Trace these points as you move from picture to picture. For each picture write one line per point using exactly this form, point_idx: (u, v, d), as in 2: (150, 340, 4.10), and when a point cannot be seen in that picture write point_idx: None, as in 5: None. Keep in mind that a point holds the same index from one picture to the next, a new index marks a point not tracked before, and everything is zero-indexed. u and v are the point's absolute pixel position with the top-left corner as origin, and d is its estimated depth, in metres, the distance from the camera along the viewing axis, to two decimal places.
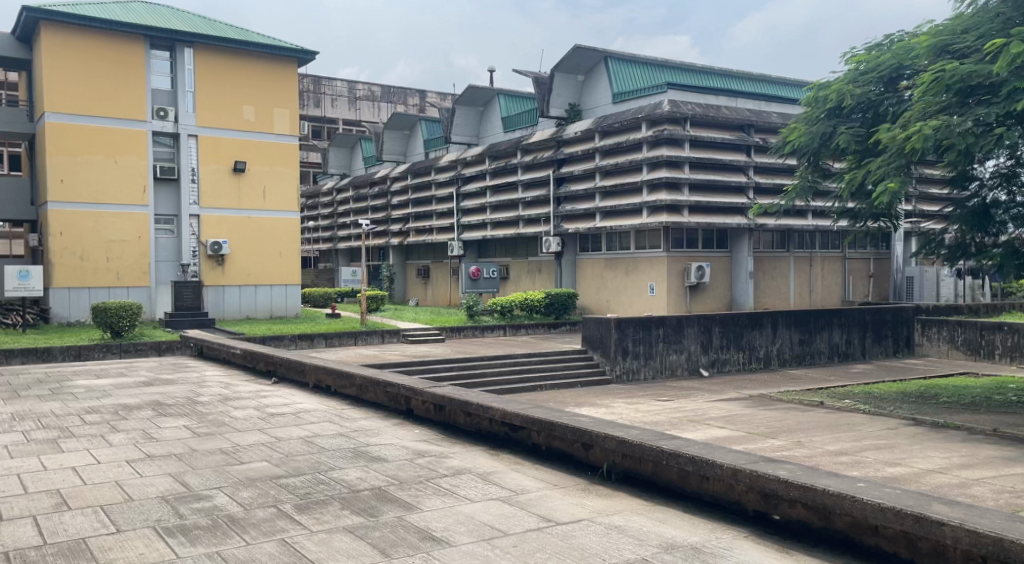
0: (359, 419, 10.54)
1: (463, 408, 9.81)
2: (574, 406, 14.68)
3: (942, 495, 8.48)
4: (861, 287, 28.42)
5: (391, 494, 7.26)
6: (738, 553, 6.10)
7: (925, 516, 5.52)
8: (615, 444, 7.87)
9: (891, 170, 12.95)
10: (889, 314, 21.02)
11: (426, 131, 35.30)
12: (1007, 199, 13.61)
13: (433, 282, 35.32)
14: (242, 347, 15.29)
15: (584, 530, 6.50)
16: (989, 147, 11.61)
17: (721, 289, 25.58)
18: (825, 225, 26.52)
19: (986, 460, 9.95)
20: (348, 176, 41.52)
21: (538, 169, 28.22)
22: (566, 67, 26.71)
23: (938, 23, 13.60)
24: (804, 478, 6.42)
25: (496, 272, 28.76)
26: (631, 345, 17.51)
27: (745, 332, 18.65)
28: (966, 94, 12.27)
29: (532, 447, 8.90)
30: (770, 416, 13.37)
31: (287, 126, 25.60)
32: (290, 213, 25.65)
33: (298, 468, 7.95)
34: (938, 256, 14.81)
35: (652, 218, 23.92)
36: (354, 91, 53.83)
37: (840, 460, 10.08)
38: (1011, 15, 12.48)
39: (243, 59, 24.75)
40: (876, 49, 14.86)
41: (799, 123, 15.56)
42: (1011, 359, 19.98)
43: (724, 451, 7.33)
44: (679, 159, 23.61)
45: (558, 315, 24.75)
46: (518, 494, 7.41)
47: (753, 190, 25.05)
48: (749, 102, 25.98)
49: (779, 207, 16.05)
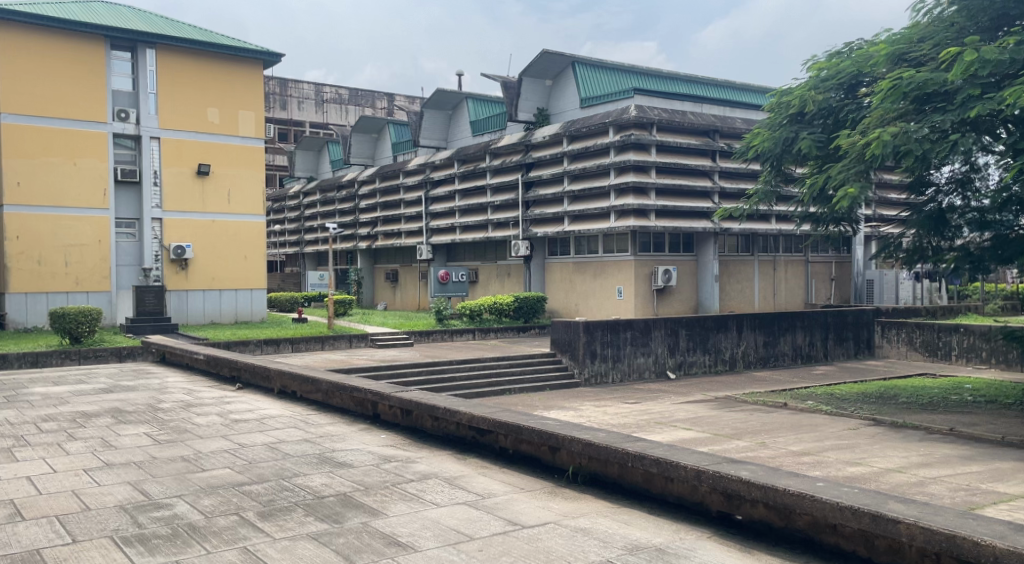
0: (325, 425, 10.48)
1: (430, 413, 9.81)
2: (542, 410, 14.70)
3: (900, 494, 8.62)
4: (823, 289, 28.89)
5: (356, 499, 7.23)
6: (701, 553, 6.17)
7: (881, 515, 5.63)
8: (581, 447, 7.92)
9: (851, 175, 13.16)
10: (850, 317, 21.41)
11: (394, 134, 35.17)
12: (963, 204, 13.86)
13: (401, 285, 35.19)
14: (205, 353, 15.13)
15: (549, 533, 6.53)
16: (945, 153, 11.86)
17: (688, 292, 25.82)
18: (788, 229, 26.91)
19: (943, 459, 10.15)
20: (315, 178, 41.21)
21: (506, 173, 28.22)
22: (534, 72, 26.80)
23: (896, 32, 13.89)
24: (766, 478, 6.52)
25: (465, 276, 28.81)
26: (599, 348, 17.60)
27: (711, 335, 18.84)
28: (922, 101, 12.57)
29: (499, 450, 8.92)
30: (736, 418, 13.52)
31: (252, 129, 25.39)
32: (255, 217, 25.45)
33: (261, 475, 7.89)
34: (896, 259, 15.07)
35: (620, 222, 24.04)
36: (321, 94, 53.54)
37: (803, 460, 10.20)
38: (965, 24, 12.80)
39: (207, 60, 24.48)
40: (837, 56, 15.12)
41: (762, 129, 15.77)
42: (967, 359, 20.41)
43: (688, 452, 7.41)
44: (646, 163, 23.81)
45: (527, 319, 24.79)
46: (485, 499, 7.41)
47: (718, 195, 25.38)
48: (714, 108, 26.33)
49: (742, 212, 16.27)
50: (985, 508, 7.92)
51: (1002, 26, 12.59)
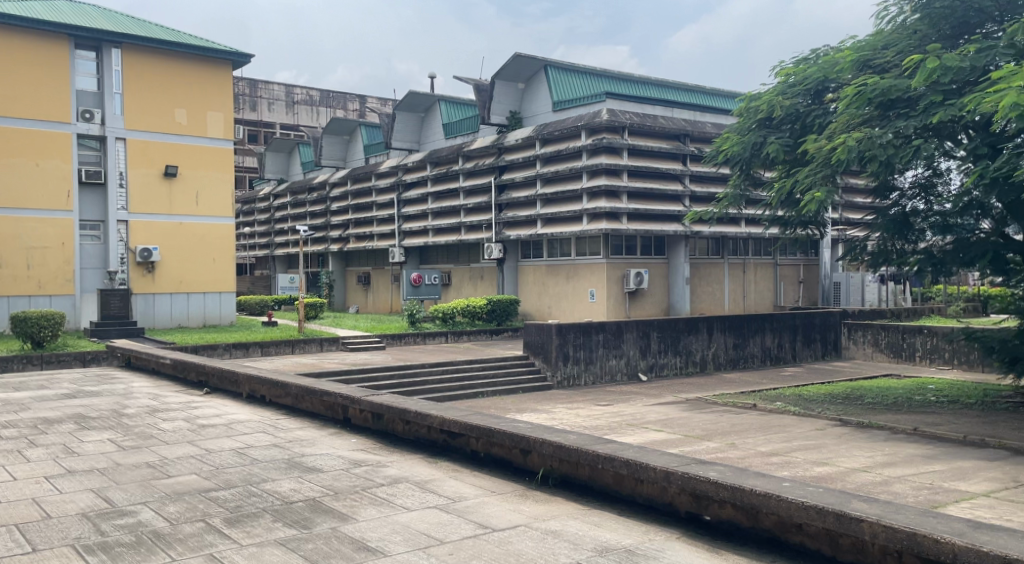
0: (294, 430, 10.41)
1: (401, 417, 9.78)
2: (515, 413, 14.71)
3: (864, 494, 8.74)
4: (791, 292, 29.21)
5: (326, 504, 7.20)
6: (671, 554, 6.21)
7: (845, 513, 5.71)
8: (552, 449, 7.94)
9: (818, 180, 13.31)
10: (817, 319, 21.66)
11: (366, 136, 35.01)
12: (925, 208, 14.07)
13: (373, 288, 35.04)
14: (172, 357, 14.96)
15: (520, 536, 6.54)
16: (908, 158, 12.05)
17: (659, 295, 25.98)
18: (757, 232, 27.15)
19: (907, 458, 10.31)
20: (285, 180, 40.91)
21: (479, 176, 28.18)
22: (506, 75, 26.81)
23: (861, 39, 14.08)
24: (734, 479, 6.58)
25: (438, 278, 28.81)
26: (571, 351, 17.64)
27: (682, 337, 18.98)
28: (886, 107, 12.78)
29: (470, 454, 8.92)
30: (706, 419, 13.62)
31: (220, 130, 25.17)
32: (224, 219, 25.23)
33: (229, 481, 7.82)
34: (861, 262, 15.30)
35: (592, 225, 24.10)
36: (291, 96, 53.20)
37: (771, 461, 10.30)
38: (927, 32, 13.07)
39: (174, 61, 24.22)
40: (804, 62, 15.29)
41: (732, 133, 15.93)
42: (930, 360, 20.74)
43: (658, 454, 7.46)
44: (617, 167, 23.93)
45: (500, 322, 24.82)
46: (455, 502, 7.40)
47: (689, 198, 25.56)
48: (685, 112, 26.52)
49: (711, 215, 16.42)
50: (947, 506, 8.07)
51: (963, 34, 12.86)
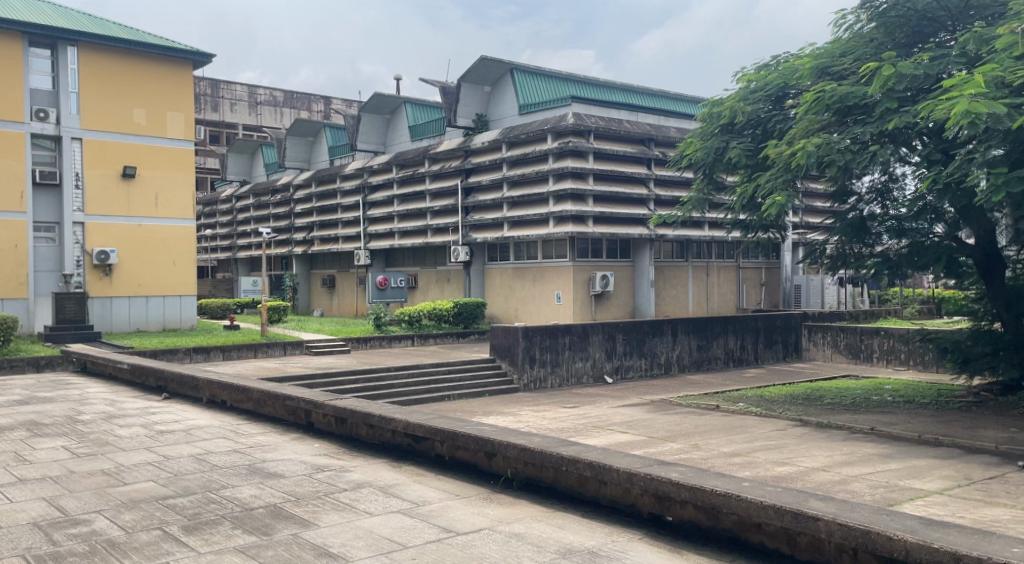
0: (256, 435, 10.29)
1: (365, 421, 9.72)
2: (481, 416, 14.69)
3: (823, 492, 8.87)
4: (754, 295, 29.56)
5: (286, 511, 7.12)
6: (634, 555, 6.24)
7: (802, 511, 5.79)
8: (517, 452, 7.94)
9: (779, 185, 13.50)
10: (778, 321, 21.98)
11: (331, 138, 34.76)
12: (882, 212, 14.38)
13: (338, 291, 34.78)
14: (129, 362, 14.73)
15: (483, 539, 6.52)
16: (865, 163, 12.26)
17: (624, 297, 26.12)
18: (720, 235, 27.40)
19: (864, 457, 10.49)
20: (247, 182, 40.48)
21: (445, 179, 28.14)
22: (472, 78, 26.79)
23: (819, 46, 14.31)
24: (695, 479, 6.64)
25: (404, 281, 28.67)
26: (537, 353, 17.66)
27: (647, 339, 19.12)
28: (844, 113, 13.02)
29: (435, 458, 8.90)
30: (670, 420, 13.73)
31: (181, 131, 24.85)
32: (185, 221, 24.91)
33: (187, 487, 7.70)
34: (821, 265, 15.54)
35: (559, 228, 24.17)
36: (254, 96, 52.72)
37: (733, 461, 10.40)
38: (884, 41, 13.36)
39: (133, 60, 23.87)
40: (765, 68, 15.49)
41: (694, 138, 16.08)
42: (887, 361, 21.05)
43: (621, 455, 7.51)
44: (583, 170, 24.00)
45: (466, 324, 24.84)
46: (419, 506, 7.37)
47: (653, 202, 25.73)
48: (650, 117, 26.73)
49: (675, 219, 16.57)
50: (902, 503, 8.22)
51: (918, 43, 13.22)
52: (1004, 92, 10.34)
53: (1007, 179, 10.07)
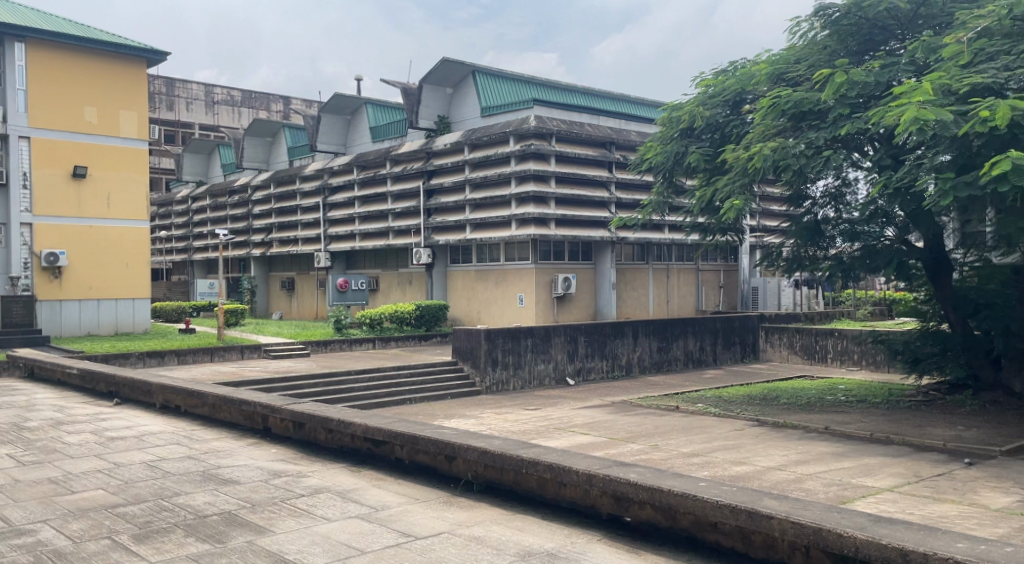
0: (211, 440, 10.13)
1: (324, 425, 9.63)
2: (442, 418, 14.62)
3: (778, 491, 8.98)
4: (712, 297, 29.90)
5: (241, 517, 7.02)
6: (592, 556, 6.25)
7: (756, 510, 5.87)
8: (477, 454, 7.93)
9: (737, 189, 13.66)
10: (736, 323, 22.27)
11: (290, 139, 34.40)
12: (836, 216, 14.74)
13: (298, 294, 34.42)
14: (78, 367, 14.44)
15: (442, 543, 6.49)
16: (819, 168, 12.47)
17: (586, 299, 26.21)
18: (680, 238, 27.64)
19: (819, 456, 10.65)
20: (204, 182, 39.90)
21: (407, 180, 27.99)
22: (434, 79, 26.71)
23: (775, 53, 14.53)
24: (653, 480, 6.69)
25: (365, 284, 28.41)
26: (500, 355, 17.60)
27: (608, 341, 19.21)
28: (799, 118, 13.22)
29: (394, 462, 8.84)
30: (631, 422, 13.79)
31: (134, 130, 24.42)
32: (139, 222, 24.50)
33: (138, 495, 7.56)
34: (777, 268, 15.77)
35: (521, 231, 24.19)
36: (211, 95, 52.03)
37: (692, 462, 10.49)
38: (836, 48, 13.64)
39: (84, 57, 23.40)
40: (723, 74, 15.69)
41: (655, 142, 16.20)
42: (841, 361, 21.36)
43: (581, 457, 7.53)
44: (545, 173, 24.08)
45: (429, 327, 24.71)
46: (378, 511, 7.32)
47: (614, 205, 25.87)
48: (611, 120, 26.92)
49: (635, 221, 16.66)
50: (855, 501, 8.35)
51: (869, 51, 13.51)
52: (952, 99, 10.59)
53: (954, 184, 10.29)
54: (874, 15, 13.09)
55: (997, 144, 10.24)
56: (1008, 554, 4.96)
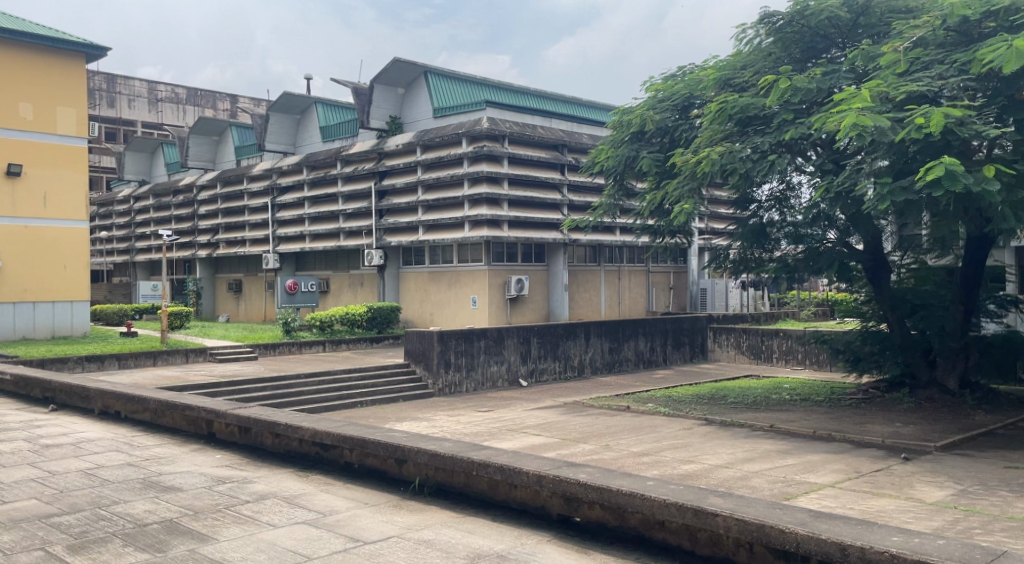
0: (153, 447, 9.88)
1: (270, 430, 9.48)
2: (394, 421, 14.49)
3: (726, 488, 9.08)
4: (663, 298, 30.23)
5: (183, 525, 6.87)
6: (541, 557, 6.25)
7: (702, 508, 5.93)
8: (427, 458, 7.88)
9: (685, 193, 13.77)
10: (685, 323, 22.56)
11: (238, 137, 33.84)
12: (780, 219, 14.99)
13: (245, 296, 33.86)
14: (12, 372, 13.98)
15: (391, 548, 6.42)
16: (765, 172, 12.66)
17: (539, 301, 26.26)
18: (631, 240, 27.89)
19: (765, 453, 10.81)
20: (147, 182, 39.05)
21: (358, 181, 27.74)
22: (385, 79, 26.51)
23: (722, 58, 14.72)
24: (602, 480, 6.72)
25: (315, 285, 27.95)
26: (452, 357, 17.47)
27: (560, 342, 19.28)
28: (745, 123, 13.40)
29: (344, 465, 8.74)
30: (583, 422, 13.83)
31: (73, 128, 23.78)
32: (78, 222, 23.86)
33: (74, 505, 7.34)
34: (725, 270, 15.98)
35: (474, 233, 24.15)
36: (154, 92, 50.96)
37: (642, 461, 10.53)
38: (780, 55, 13.88)
39: (20, 53, 22.76)
40: (672, 79, 15.84)
41: (606, 145, 16.29)
42: (786, 361, 21.66)
43: (531, 458, 7.53)
44: (498, 175, 24.08)
45: (380, 329, 24.46)
46: (325, 516, 7.21)
47: (567, 207, 25.99)
48: (563, 123, 27.01)
49: (587, 224, 16.74)
50: (798, 497, 8.48)
51: (811, 58, 13.78)
52: (889, 106, 10.85)
53: (892, 189, 10.53)
54: (815, 23, 13.38)
55: (932, 150, 10.50)
56: (940, 547, 5.08)
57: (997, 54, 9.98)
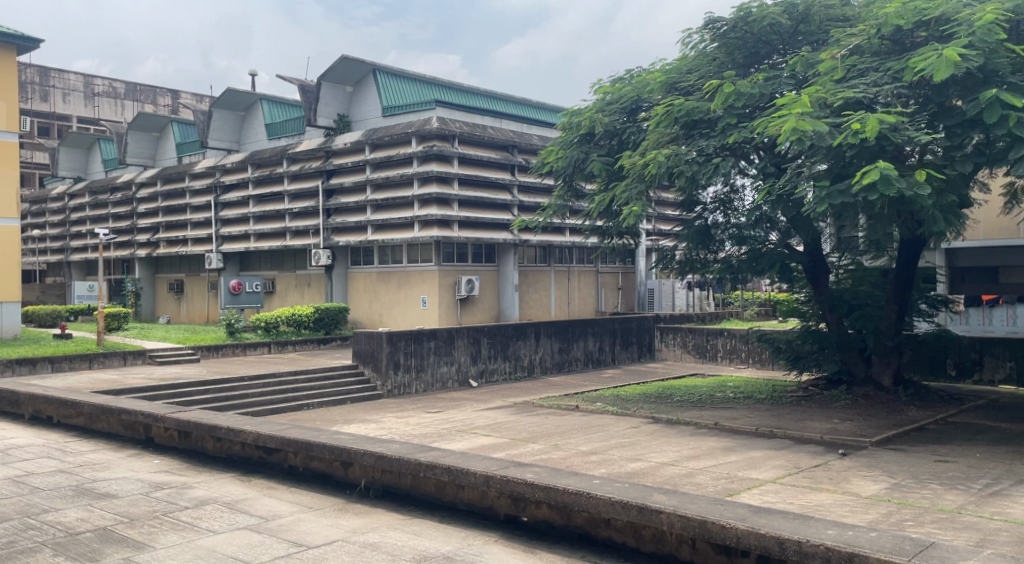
0: (87, 453, 9.59)
1: (211, 433, 9.28)
2: (341, 424, 14.31)
3: (671, 485, 9.14)
4: (611, 298, 30.45)
5: (118, 533, 6.68)
6: (487, 558, 6.21)
7: (647, 506, 5.95)
8: (374, 460, 7.79)
9: (633, 194, 13.83)
10: (633, 324, 22.75)
11: (179, 134, 33.15)
12: (724, 221, 15.16)
13: (187, 296, 33.14)
14: None
15: (335, 552, 6.32)
16: (710, 174, 12.83)
17: (489, 302, 26.21)
18: (581, 241, 28.06)
19: (709, 450, 10.94)
20: (83, 178, 37.98)
21: (305, 179, 27.37)
22: (333, 77, 26.19)
23: (669, 62, 14.85)
24: (548, 479, 6.70)
25: (260, 286, 27.44)
26: (402, 358, 17.31)
27: (510, 342, 19.28)
28: (690, 126, 13.54)
29: (288, 469, 8.60)
30: (532, 422, 13.83)
31: (4, 123, 23.02)
32: (8, 221, 23.09)
33: (2, 514, 7.08)
34: (671, 270, 16.11)
35: (424, 233, 23.99)
36: (90, 87, 49.59)
37: (589, 460, 10.56)
38: (724, 60, 14.09)
39: None
40: (620, 81, 15.91)
41: (555, 146, 16.32)
42: (730, 360, 21.93)
43: (478, 458, 7.49)
44: (448, 175, 24.00)
45: (328, 330, 24.17)
46: (268, 521, 7.08)
47: (517, 207, 26.01)
48: (512, 124, 27.00)
49: (537, 224, 16.74)
50: (741, 493, 8.58)
51: (754, 63, 14.00)
52: (827, 112, 11.08)
53: (830, 192, 10.75)
54: (758, 30, 13.60)
55: (868, 155, 10.75)
56: (873, 539, 5.19)
57: (929, 63, 10.28)
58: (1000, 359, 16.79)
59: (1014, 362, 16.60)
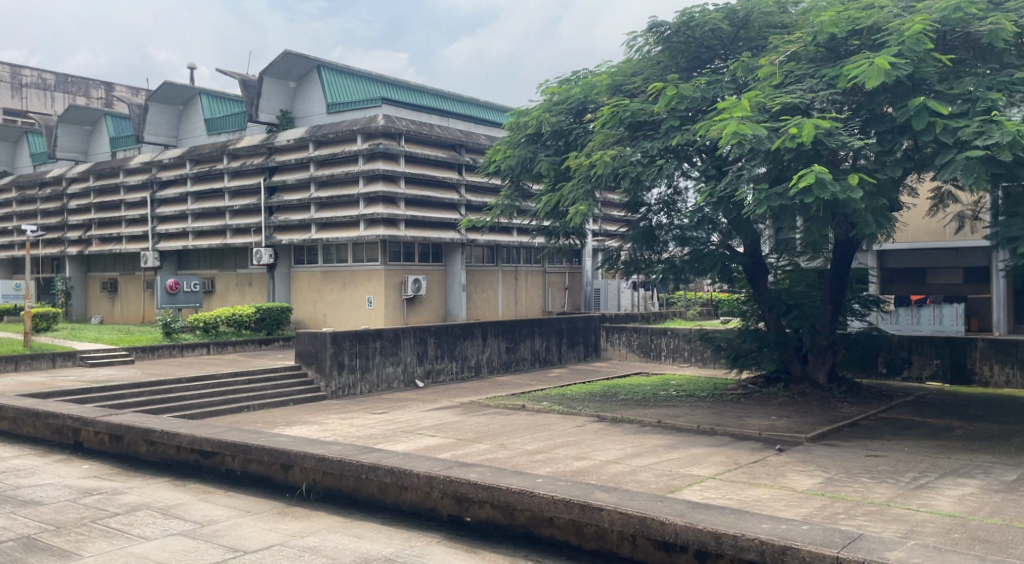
0: (10, 458, 9.23)
1: (144, 437, 9.01)
2: (283, 426, 14.06)
3: (615, 483, 9.17)
4: (558, 298, 30.59)
5: (43, 542, 6.42)
6: (429, 559, 6.12)
7: (589, 504, 5.94)
8: (314, 462, 7.64)
9: (579, 194, 13.85)
10: (580, 323, 22.88)
11: (112, 127, 32.33)
12: (668, 222, 15.28)
13: (122, 296, 32.24)
14: None
15: (272, 556, 6.17)
16: (653, 176, 12.92)
17: (436, 301, 26.06)
18: (527, 241, 28.12)
19: (652, 448, 11.01)
20: (10, 173, 36.70)
21: (246, 177, 26.88)
22: (276, 72, 25.74)
23: (614, 64, 14.92)
24: (491, 479, 6.65)
25: (198, 285, 26.83)
26: (346, 358, 17.08)
27: (457, 342, 19.19)
28: (634, 128, 13.60)
29: (225, 473, 8.38)
30: (477, 422, 13.77)
31: None
32: None
33: None
34: (616, 270, 16.17)
35: (369, 231, 23.76)
36: (18, 78, 47.93)
37: (534, 459, 10.53)
38: (668, 64, 14.22)
39: None
40: (567, 82, 15.93)
41: (502, 146, 16.27)
42: (673, 359, 22.17)
43: (421, 459, 7.40)
44: (394, 173, 23.81)
45: (270, 330, 23.78)
46: (203, 526, 6.88)
47: (464, 207, 25.90)
48: (460, 123, 26.89)
49: (484, 224, 16.66)
50: (683, 490, 8.64)
51: (696, 68, 14.16)
52: (766, 116, 11.27)
53: (768, 195, 10.90)
54: (700, 34, 13.76)
55: (805, 159, 10.92)
56: (806, 532, 5.25)
57: (861, 71, 10.48)
58: (928, 356, 17.27)
59: (941, 359, 17.10)
